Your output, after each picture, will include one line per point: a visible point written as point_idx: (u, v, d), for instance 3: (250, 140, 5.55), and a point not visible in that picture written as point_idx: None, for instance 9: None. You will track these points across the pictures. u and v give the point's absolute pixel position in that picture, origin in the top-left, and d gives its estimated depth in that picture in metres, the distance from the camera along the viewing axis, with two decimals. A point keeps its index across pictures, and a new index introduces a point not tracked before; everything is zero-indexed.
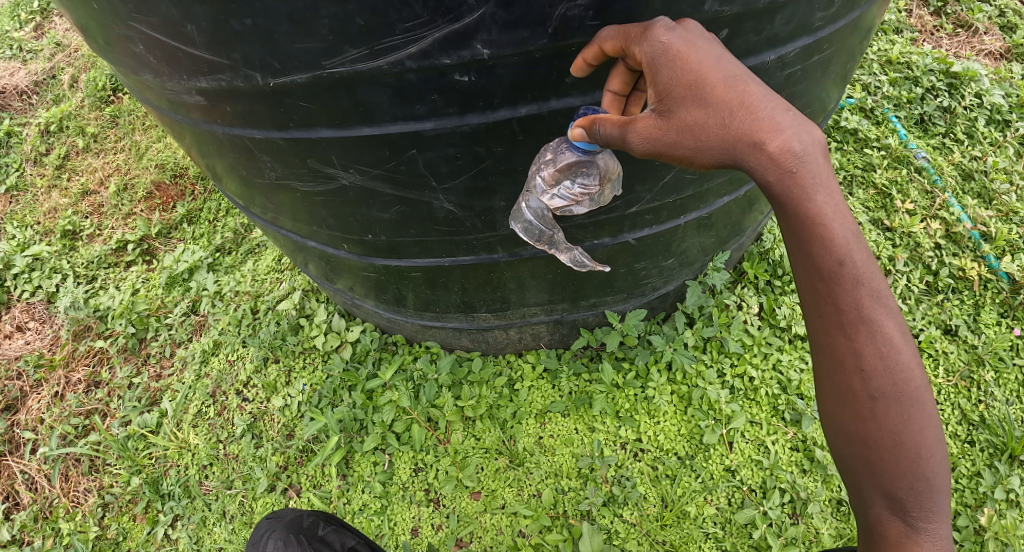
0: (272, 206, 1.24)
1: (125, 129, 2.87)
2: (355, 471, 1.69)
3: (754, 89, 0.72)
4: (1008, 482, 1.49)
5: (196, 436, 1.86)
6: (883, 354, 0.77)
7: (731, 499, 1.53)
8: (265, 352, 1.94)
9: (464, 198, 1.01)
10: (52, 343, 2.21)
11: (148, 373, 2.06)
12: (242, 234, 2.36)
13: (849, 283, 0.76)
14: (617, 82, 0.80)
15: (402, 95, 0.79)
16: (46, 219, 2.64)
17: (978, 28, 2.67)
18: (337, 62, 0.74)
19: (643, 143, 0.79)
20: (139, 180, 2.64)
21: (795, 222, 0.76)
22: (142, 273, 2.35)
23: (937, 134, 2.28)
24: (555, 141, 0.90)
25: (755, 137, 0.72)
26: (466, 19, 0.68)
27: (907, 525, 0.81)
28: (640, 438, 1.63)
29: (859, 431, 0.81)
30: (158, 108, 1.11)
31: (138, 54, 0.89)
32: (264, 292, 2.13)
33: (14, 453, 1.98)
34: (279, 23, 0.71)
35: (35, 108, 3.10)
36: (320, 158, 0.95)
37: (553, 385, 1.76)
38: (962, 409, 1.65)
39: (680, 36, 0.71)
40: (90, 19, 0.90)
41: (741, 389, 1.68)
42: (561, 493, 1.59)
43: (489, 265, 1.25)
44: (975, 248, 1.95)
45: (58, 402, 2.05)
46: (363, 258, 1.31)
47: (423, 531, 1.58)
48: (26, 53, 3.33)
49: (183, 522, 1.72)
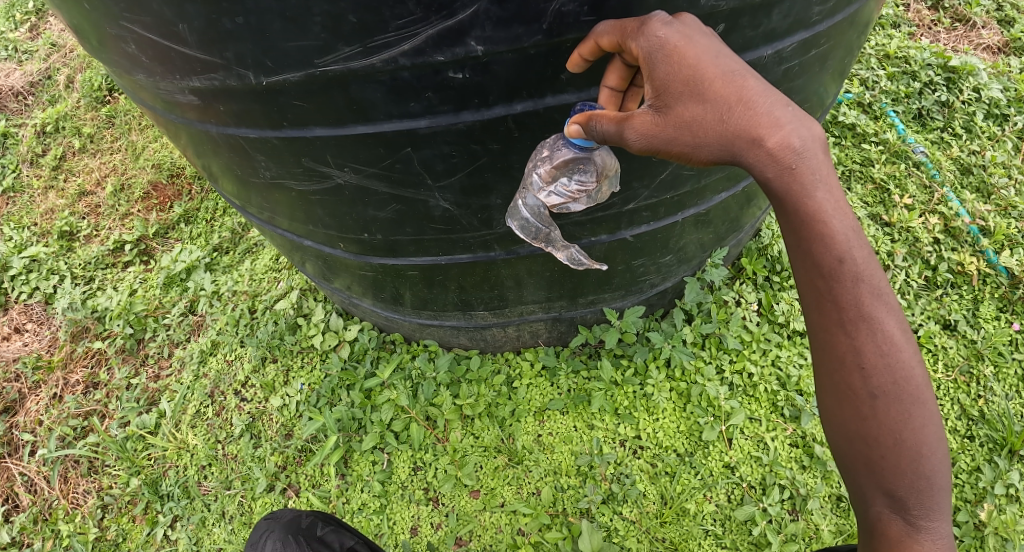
0: (268, 206, 1.24)
1: (121, 129, 2.86)
2: (355, 470, 1.69)
3: (753, 84, 0.72)
4: (1008, 477, 1.49)
5: (196, 436, 1.85)
6: (883, 352, 0.76)
7: (731, 495, 1.52)
8: (263, 352, 1.94)
9: (460, 196, 1.01)
10: (50, 345, 2.21)
11: (147, 374, 2.06)
12: (239, 234, 2.35)
13: (849, 280, 0.76)
14: (614, 77, 0.79)
15: (397, 93, 0.78)
16: (43, 220, 2.63)
17: (976, 22, 2.66)
18: (330, 60, 0.74)
19: (640, 139, 0.79)
20: (136, 180, 2.63)
21: (795, 219, 0.76)
22: (140, 273, 2.34)
23: (935, 129, 2.28)
24: (552, 138, 0.89)
25: (754, 133, 0.71)
26: (460, 15, 0.68)
27: (907, 524, 0.81)
28: (640, 435, 1.63)
29: (860, 430, 0.80)
30: (152, 108, 1.10)
31: (131, 54, 0.89)
32: (261, 291, 2.13)
33: (13, 455, 1.97)
34: (271, 22, 0.70)
35: (31, 109, 3.09)
36: (315, 157, 0.95)
37: (552, 382, 1.75)
38: (962, 404, 1.65)
39: (677, 30, 0.71)
40: (82, 19, 0.89)
41: (741, 385, 1.68)
42: (560, 490, 1.58)
43: (486, 263, 1.25)
44: (974, 242, 1.95)
45: (57, 404, 2.04)
46: (360, 257, 1.31)
47: (422, 530, 1.58)
48: (21, 54, 3.32)
49: (183, 522, 1.72)
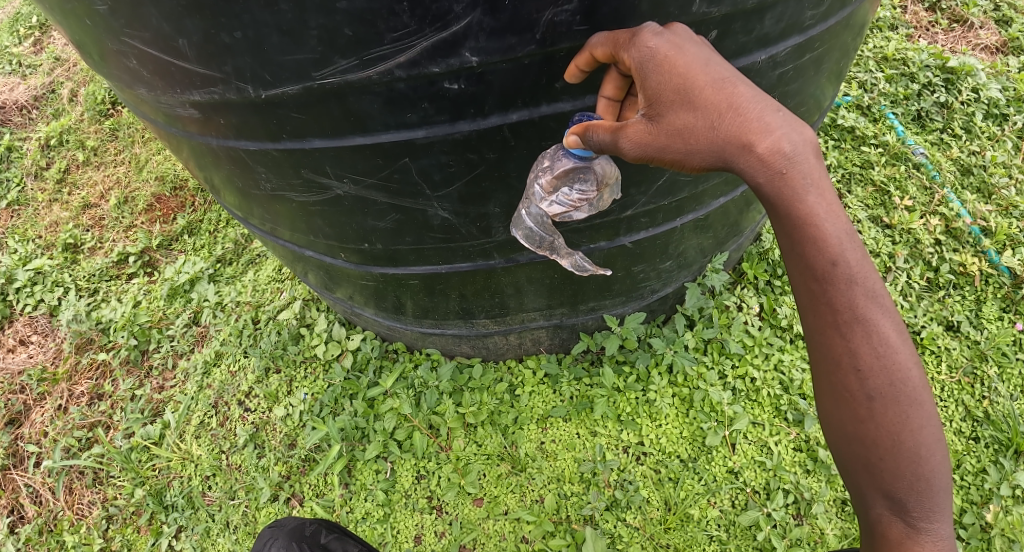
0: (270, 216, 1.24)
1: (125, 142, 2.89)
2: (358, 479, 1.69)
3: (743, 91, 0.72)
4: (1014, 478, 1.48)
5: (199, 447, 1.86)
6: (879, 354, 0.77)
7: (734, 501, 1.52)
8: (266, 362, 1.95)
9: (458, 205, 1.02)
10: (55, 356, 2.22)
11: (150, 385, 2.07)
12: (242, 245, 2.36)
13: (843, 283, 0.76)
14: (611, 87, 0.80)
15: (393, 104, 0.79)
16: (48, 233, 2.65)
17: (973, 22, 2.67)
18: (328, 72, 0.75)
19: (635, 148, 0.79)
20: (139, 193, 2.66)
21: (788, 223, 0.76)
22: (143, 285, 2.35)
23: (935, 130, 2.28)
24: (552, 149, 0.91)
25: (744, 140, 0.72)
26: (454, 27, 0.68)
27: (907, 525, 0.81)
28: (642, 441, 1.64)
29: (858, 431, 0.81)
30: (154, 122, 1.11)
31: (132, 69, 0.90)
32: (264, 301, 2.14)
33: (19, 467, 1.99)
34: (268, 35, 0.71)
35: (35, 123, 3.11)
36: (313, 168, 0.96)
37: (553, 389, 1.76)
38: (966, 405, 1.64)
39: (668, 40, 0.71)
40: (84, 35, 0.90)
41: (743, 390, 1.68)
42: (563, 498, 1.58)
43: (486, 271, 1.25)
44: (975, 243, 1.95)
45: (62, 415, 2.05)
46: (361, 266, 1.31)
47: (426, 538, 1.58)
48: (26, 69, 3.35)
49: (188, 533, 1.73)
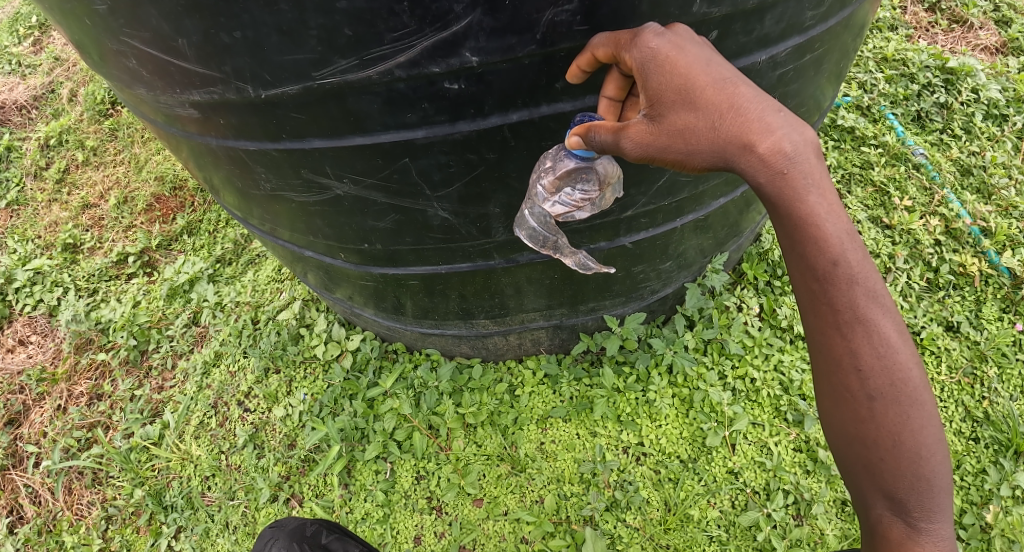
0: (270, 217, 1.24)
1: (125, 142, 2.89)
2: (357, 479, 1.69)
3: (744, 91, 0.72)
4: (1014, 478, 1.48)
5: (199, 447, 1.85)
6: (879, 354, 0.77)
7: (734, 501, 1.52)
8: (266, 363, 1.95)
9: (458, 205, 1.02)
10: (54, 356, 2.22)
11: (150, 385, 2.07)
12: (242, 245, 2.36)
13: (844, 283, 0.76)
14: (612, 87, 0.80)
15: (393, 104, 0.79)
16: (47, 233, 2.65)
17: (973, 23, 2.68)
18: (327, 72, 0.74)
19: (636, 148, 0.79)
20: (139, 193, 2.66)
21: (789, 223, 0.76)
22: (143, 285, 2.34)
23: (935, 130, 2.28)
24: (554, 149, 0.91)
25: (744, 140, 0.72)
26: (454, 27, 0.68)
27: (907, 525, 0.81)
28: (642, 442, 1.63)
29: (858, 431, 0.80)
30: (153, 122, 1.11)
31: (132, 69, 0.90)
32: (264, 302, 2.13)
33: (18, 467, 1.99)
34: (268, 35, 0.71)
35: (35, 122, 3.11)
36: (313, 168, 0.96)
37: (553, 390, 1.76)
38: (965, 406, 1.64)
39: (669, 41, 0.71)
40: (82, 34, 0.90)
41: (743, 390, 1.68)
42: (563, 498, 1.58)
43: (487, 271, 1.25)
44: (975, 243, 1.95)
45: (61, 415, 2.05)
46: (361, 266, 1.31)
47: (425, 538, 1.58)
48: (25, 69, 3.35)
49: (187, 533, 1.72)
